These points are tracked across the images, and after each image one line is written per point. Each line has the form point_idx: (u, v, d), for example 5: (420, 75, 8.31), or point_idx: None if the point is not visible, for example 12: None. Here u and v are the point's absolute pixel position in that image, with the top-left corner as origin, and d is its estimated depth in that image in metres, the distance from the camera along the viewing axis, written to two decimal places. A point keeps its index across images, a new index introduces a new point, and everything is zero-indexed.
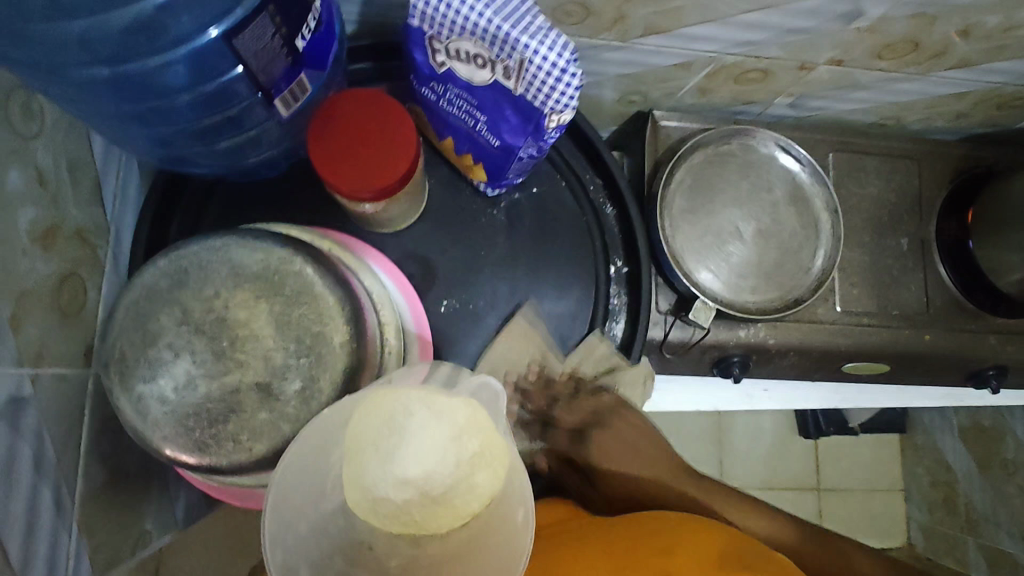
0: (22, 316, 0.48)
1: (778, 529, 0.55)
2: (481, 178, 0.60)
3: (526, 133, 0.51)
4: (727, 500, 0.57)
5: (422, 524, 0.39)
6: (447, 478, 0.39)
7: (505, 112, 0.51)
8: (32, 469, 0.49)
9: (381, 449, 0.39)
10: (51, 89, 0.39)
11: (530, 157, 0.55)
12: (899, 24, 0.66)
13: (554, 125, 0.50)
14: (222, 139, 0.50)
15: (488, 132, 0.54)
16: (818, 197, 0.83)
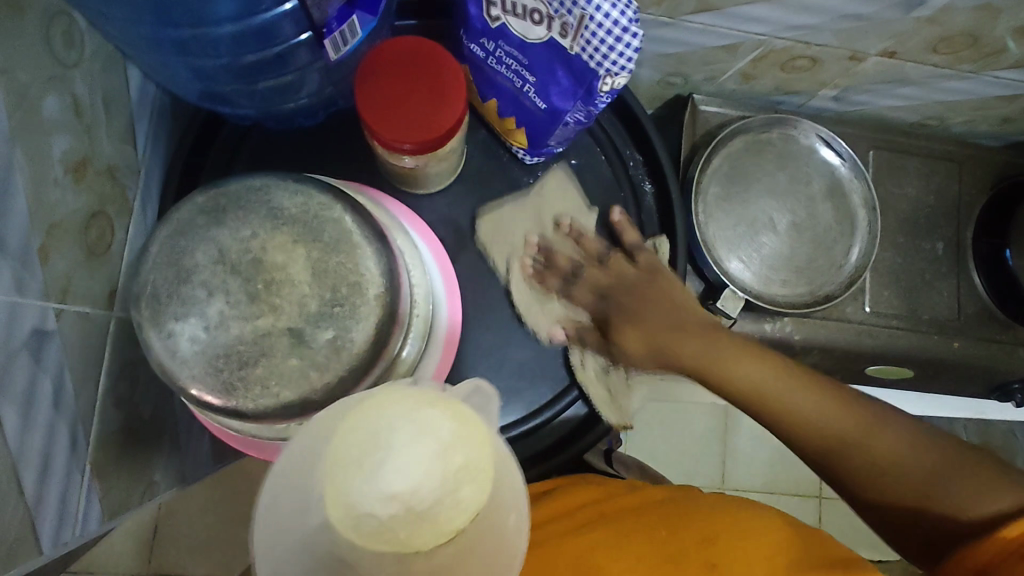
0: (51, 248, 0.47)
1: (767, 372, 0.56)
2: (521, 144, 0.59)
3: (576, 96, 0.50)
4: (738, 356, 0.58)
5: (409, 543, 0.36)
6: (433, 494, 0.36)
7: (557, 73, 0.49)
8: (51, 405, 0.48)
9: (365, 465, 0.36)
10: (95, 5, 0.38)
11: (575, 125, 0.53)
12: (961, 15, 0.64)
13: (607, 89, 0.48)
14: (263, 80, 0.48)
15: (536, 95, 0.52)
16: (857, 192, 0.81)
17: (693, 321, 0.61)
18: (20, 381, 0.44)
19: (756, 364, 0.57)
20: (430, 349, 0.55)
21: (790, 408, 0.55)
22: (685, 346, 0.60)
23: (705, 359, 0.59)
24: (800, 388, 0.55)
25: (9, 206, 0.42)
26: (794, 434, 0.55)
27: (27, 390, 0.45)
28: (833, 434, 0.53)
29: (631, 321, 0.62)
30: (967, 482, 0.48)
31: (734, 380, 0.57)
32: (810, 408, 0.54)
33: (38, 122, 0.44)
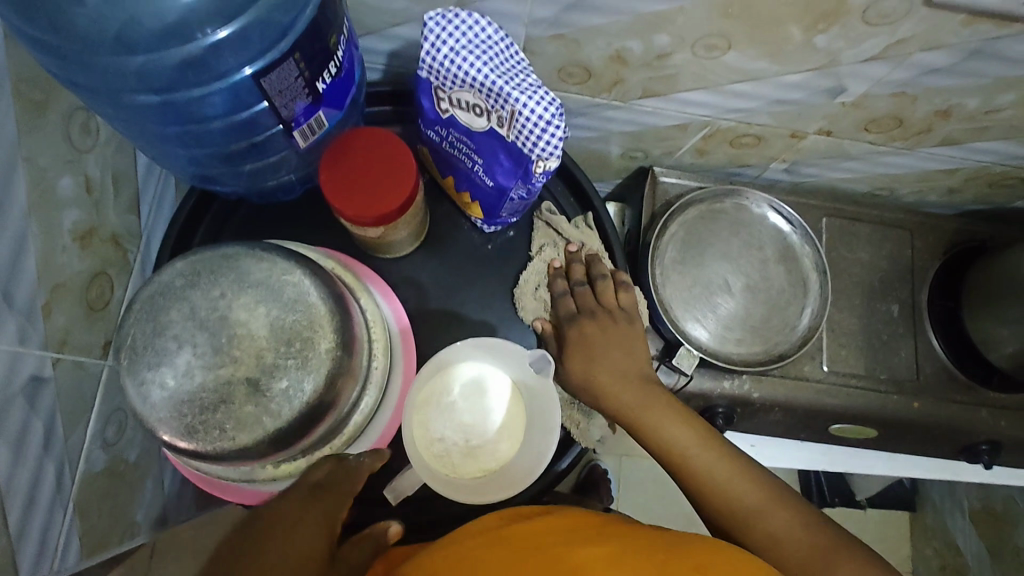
0: (53, 305, 0.54)
1: (689, 443, 0.63)
2: (478, 215, 0.66)
3: (516, 176, 0.57)
4: (664, 411, 0.65)
5: (457, 465, 0.60)
6: (482, 435, 0.61)
7: (499, 156, 0.57)
8: (41, 445, 0.54)
9: (442, 405, 0.61)
10: (107, 111, 0.46)
11: (521, 199, 0.60)
12: (882, 101, 0.71)
13: (541, 169, 0.55)
14: (246, 163, 0.56)
15: (483, 174, 0.59)
16: (808, 257, 0.86)
17: (642, 381, 0.67)
18: (14, 422, 0.50)
19: (678, 427, 0.64)
20: (387, 400, 0.61)
21: (704, 468, 0.62)
22: (622, 399, 0.65)
23: (640, 421, 0.65)
24: (714, 459, 0.62)
25: (19, 269, 0.49)
26: (708, 502, 0.61)
27: (20, 430, 0.51)
28: (737, 504, 0.59)
29: (590, 356, 0.67)
30: (845, 567, 0.53)
31: (658, 437, 0.64)
32: (720, 477, 0.61)
33: (53, 199, 0.52)
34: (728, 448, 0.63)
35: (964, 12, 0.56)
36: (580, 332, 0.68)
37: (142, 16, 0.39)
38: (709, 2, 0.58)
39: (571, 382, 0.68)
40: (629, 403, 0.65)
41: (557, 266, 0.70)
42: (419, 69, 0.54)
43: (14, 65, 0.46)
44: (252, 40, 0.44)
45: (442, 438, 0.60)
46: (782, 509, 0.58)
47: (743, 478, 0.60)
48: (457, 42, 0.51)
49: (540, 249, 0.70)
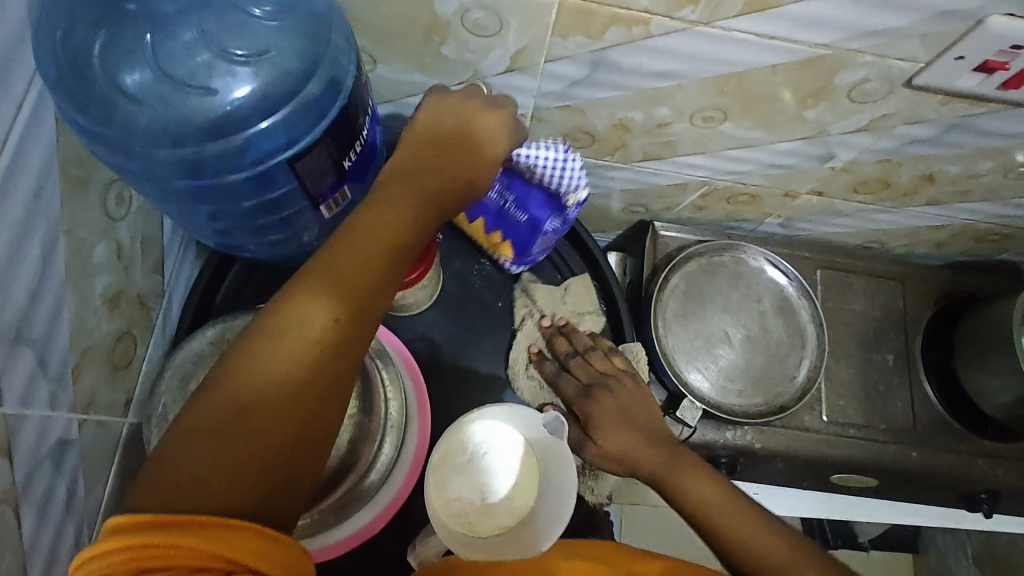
0: (83, 367, 0.56)
1: (715, 503, 0.60)
2: (505, 256, 0.71)
3: (552, 207, 0.67)
4: (680, 465, 0.63)
5: (473, 525, 0.56)
6: (500, 493, 0.58)
7: (533, 192, 0.66)
8: (63, 506, 0.55)
9: (460, 463, 0.59)
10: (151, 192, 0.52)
11: (552, 232, 0.69)
12: (869, 166, 0.75)
13: (573, 201, 0.67)
14: (273, 234, 0.60)
15: (516, 211, 0.67)
16: (804, 309, 0.89)
17: (660, 440, 0.65)
18: (40, 486, 0.51)
19: (694, 479, 0.62)
20: (401, 460, 0.62)
21: (735, 529, 0.58)
22: (637, 453, 0.64)
23: (664, 477, 0.63)
24: (741, 517, 0.58)
25: (55, 335, 0.51)
26: (743, 563, 0.57)
27: (46, 493, 0.52)
28: (777, 569, 0.54)
29: (610, 426, 0.66)
30: None
31: (687, 497, 0.61)
32: (747, 534, 0.57)
33: (87, 267, 0.55)
34: (746, 501, 0.60)
35: (941, 93, 0.60)
36: (592, 401, 0.68)
37: (191, 112, 0.45)
38: (706, 81, 0.63)
39: (598, 457, 0.66)
40: (643, 458, 0.64)
41: (547, 330, 0.71)
42: None
43: (63, 146, 0.49)
44: (288, 128, 0.49)
45: (457, 497, 0.58)
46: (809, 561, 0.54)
47: (767, 531, 0.57)
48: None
49: (522, 321, 0.72)
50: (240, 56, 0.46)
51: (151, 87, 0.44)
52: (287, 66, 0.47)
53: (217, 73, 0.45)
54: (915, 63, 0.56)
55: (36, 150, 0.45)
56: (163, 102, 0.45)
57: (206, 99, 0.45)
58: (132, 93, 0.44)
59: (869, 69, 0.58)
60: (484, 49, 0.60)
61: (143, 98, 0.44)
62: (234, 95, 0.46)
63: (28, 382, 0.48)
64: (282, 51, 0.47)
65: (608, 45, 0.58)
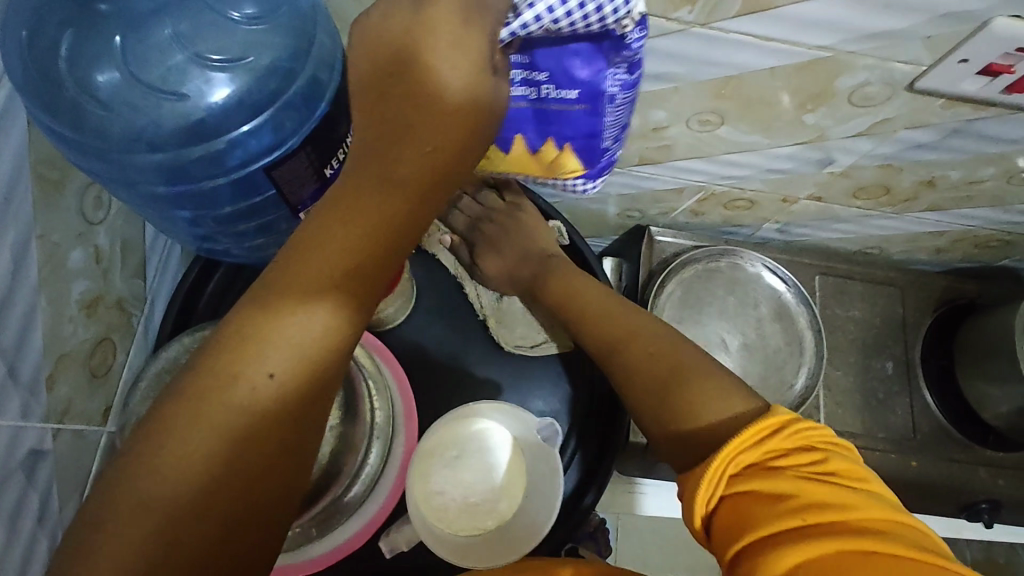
0: (57, 375, 0.54)
1: (594, 298, 0.65)
2: (574, 167, 0.56)
3: (601, 53, 0.45)
4: (646, 331, 0.61)
5: (452, 522, 0.57)
6: (482, 493, 0.58)
7: (570, 53, 0.45)
8: (35, 519, 0.53)
9: (446, 457, 0.58)
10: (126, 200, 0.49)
11: (622, 96, 0.48)
12: (869, 171, 0.74)
13: (630, 26, 0.41)
14: (254, 238, 0.58)
15: (557, 94, 0.49)
16: (803, 316, 0.87)
17: (533, 253, 0.73)
18: (10, 500, 0.49)
19: (654, 339, 0.59)
20: (387, 472, 0.60)
21: (606, 317, 0.63)
22: (589, 303, 0.65)
23: (533, 279, 0.71)
24: (596, 296, 0.66)
25: (26, 343, 0.49)
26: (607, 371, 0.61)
27: (16, 507, 0.50)
28: (631, 370, 0.58)
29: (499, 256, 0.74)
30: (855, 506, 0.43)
31: (547, 288, 0.69)
32: (618, 337, 0.61)
33: (62, 272, 0.53)
34: (710, 362, 0.56)
35: (945, 97, 0.59)
36: (483, 233, 0.75)
37: (164, 118, 0.44)
38: (704, 83, 0.61)
39: (498, 278, 0.74)
40: (595, 313, 0.64)
41: None
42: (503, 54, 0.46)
43: (34, 147, 0.47)
44: (268, 132, 0.48)
45: (440, 494, 0.57)
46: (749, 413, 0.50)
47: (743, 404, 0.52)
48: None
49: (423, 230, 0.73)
50: (215, 60, 0.44)
51: (121, 91, 0.42)
52: (265, 70, 0.46)
53: (191, 77, 0.43)
54: (918, 66, 0.55)
55: (5, 151, 0.44)
56: (135, 108, 0.43)
57: (180, 104, 0.44)
58: (102, 98, 0.42)
59: (870, 72, 0.57)
60: None
61: (112, 104, 0.42)
62: (210, 98, 0.44)
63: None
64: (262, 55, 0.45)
65: None
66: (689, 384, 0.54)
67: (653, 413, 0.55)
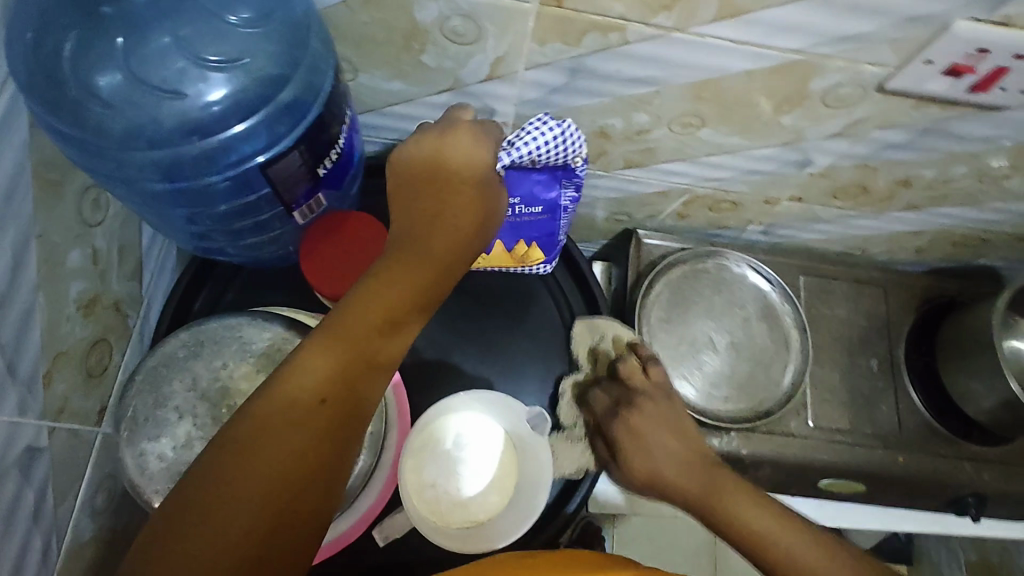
0: (54, 374, 0.55)
1: (768, 524, 0.59)
2: (539, 258, 0.73)
3: (558, 179, 0.67)
4: (741, 499, 0.62)
5: (445, 513, 0.59)
6: (473, 485, 0.60)
7: (534, 177, 0.66)
8: (31, 517, 0.54)
9: (438, 451, 0.60)
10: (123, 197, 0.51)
11: (572, 208, 0.70)
12: (846, 171, 0.76)
13: (578, 160, 0.64)
14: (248, 238, 0.60)
15: (527, 206, 0.68)
16: (788, 314, 0.89)
17: (705, 454, 0.68)
18: (6, 496, 0.50)
19: (759, 517, 0.60)
20: (381, 469, 0.59)
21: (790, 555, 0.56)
22: (691, 483, 0.66)
23: (709, 492, 0.64)
24: (784, 523, 0.59)
25: (24, 340, 0.50)
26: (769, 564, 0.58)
27: (12, 503, 0.51)
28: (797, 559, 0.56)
29: (644, 433, 0.70)
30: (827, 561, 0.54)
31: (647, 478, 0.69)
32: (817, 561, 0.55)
33: (60, 272, 0.54)
34: (808, 531, 0.58)
35: (914, 98, 0.61)
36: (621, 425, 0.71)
37: (163, 114, 0.46)
38: (683, 87, 0.64)
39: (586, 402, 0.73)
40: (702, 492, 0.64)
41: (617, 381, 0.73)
42: None
43: (36, 149, 0.49)
44: (263, 133, 0.50)
45: (434, 489, 0.59)
46: (779, 520, 0.60)
47: (795, 527, 0.59)
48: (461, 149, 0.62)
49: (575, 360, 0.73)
50: (213, 61, 0.46)
51: (120, 89, 0.44)
52: (261, 71, 0.48)
53: (190, 77, 0.45)
54: (885, 68, 0.58)
55: (8, 151, 0.45)
56: (135, 105, 0.45)
57: (179, 103, 0.46)
58: (103, 95, 0.44)
59: (842, 74, 0.59)
60: (463, 55, 0.62)
61: (114, 100, 0.44)
62: (208, 97, 0.46)
63: None
64: (257, 59, 0.47)
65: (585, 51, 0.59)
66: (752, 534, 0.60)
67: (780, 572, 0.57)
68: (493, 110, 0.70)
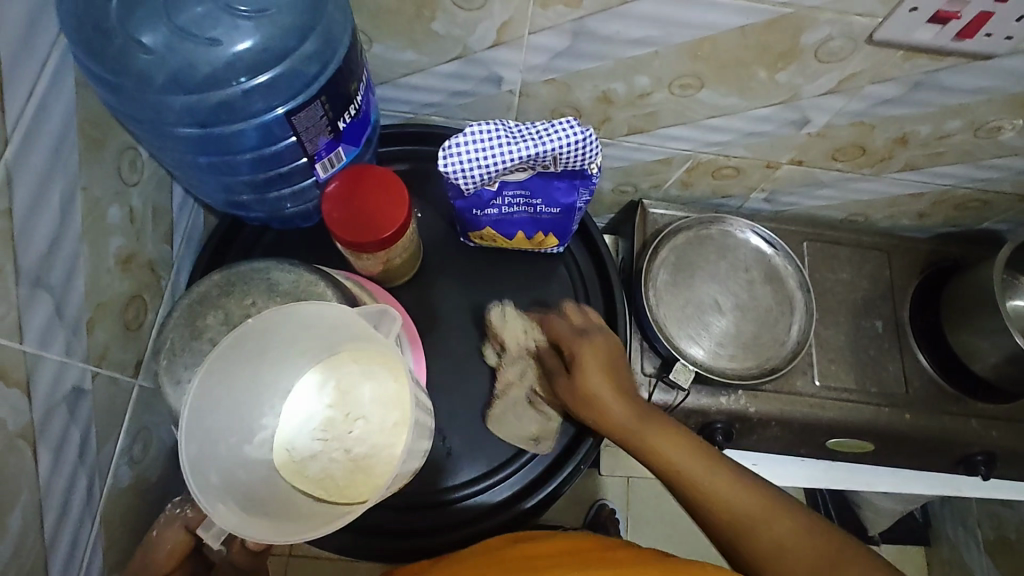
0: (97, 321, 0.59)
1: (680, 453, 0.62)
2: (553, 243, 0.74)
3: (575, 187, 0.66)
4: (654, 427, 0.64)
5: (342, 484, 0.56)
6: (351, 442, 0.57)
7: (552, 184, 0.66)
8: (76, 455, 0.58)
9: (296, 419, 0.57)
10: (159, 141, 0.56)
11: (587, 207, 0.69)
12: (844, 130, 0.79)
13: (593, 169, 0.64)
14: (272, 191, 0.65)
15: (545, 208, 0.68)
16: (791, 277, 0.92)
17: (641, 406, 0.66)
18: (55, 429, 0.54)
19: (665, 437, 0.63)
20: None
21: (710, 498, 0.60)
22: (609, 410, 0.65)
23: (630, 434, 0.64)
24: (711, 468, 0.61)
25: (72, 285, 0.55)
26: (707, 509, 0.60)
27: (61, 438, 0.55)
28: (731, 511, 0.58)
29: (598, 371, 0.66)
30: (712, 469, 0.61)
31: (605, 411, 0.65)
32: (751, 512, 0.57)
33: (103, 226, 0.58)
34: (702, 442, 0.64)
35: (904, 48, 0.64)
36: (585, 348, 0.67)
37: (195, 60, 0.51)
38: (680, 46, 0.67)
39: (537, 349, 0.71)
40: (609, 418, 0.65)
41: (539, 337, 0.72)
42: (492, 187, 0.65)
43: (81, 107, 0.53)
44: (288, 83, 0.55)
45: (316, 441, 0.57)
46: (680, 439, 0.64)
47: (686, 442, 0.63)
48: (475, 150, 0.61)
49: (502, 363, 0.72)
50: (243, 11, 0.51)
51: (161, 38, 0.50)
52: (285, 24, 0.52)
53: (220, 25, 0.50)
54: (873, 19, 0.61)
55: (59, 103, 0.50)
56: (172, 49, 0.50)
57: (211, 50, 0.50)
58: (147, 44, 0.50)
59: (831, 27, 0.62)
60: (471, 22, 0.65)
61: (156, 49, 0.50)
62: (237, 45, 0.51)
63: (45, 325, 0.52)
64: (280, 10, 0.52)
65: (585, 13, 0.63)
66: (654, 453, 0.63)
67: (681, 488, 0.62)
68: (500, 77, 0.74)
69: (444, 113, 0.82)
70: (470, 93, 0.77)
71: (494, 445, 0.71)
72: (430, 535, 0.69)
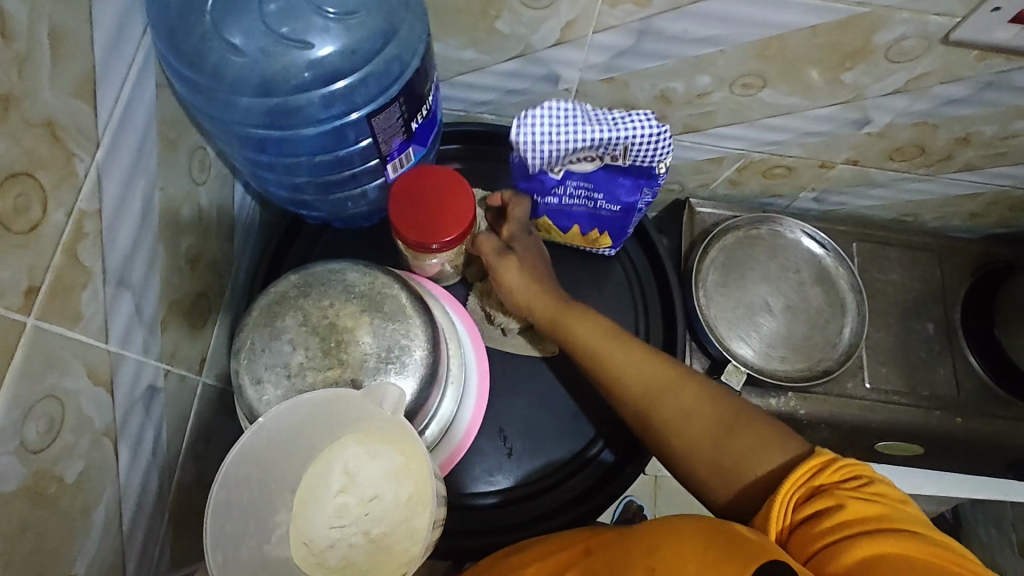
0: (169, 320, 0.60)
1: (595, 337, 0.63)
2: (606, 244, 0.74)
3: (640, 186, 0.65)
4: (572, 314, 0.65)
5: (366, 567, 0.55)
6: (375, 524, 0.56)
7: (617, 178, 0.66)
8: (150, 452, 0.58)
9: (313, 509, 0.55)
10: (235, 140, 0.57)
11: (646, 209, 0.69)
12: (905, 131, 0.78)
13: (661, 169, 0.64)
14: (337, 191, 0.65)
15: (606, 204, 0.68)
16: (842, 278, 0.91)
17: (556, 291, 0.67)
18: (133, 428, 0.55)
19: (581, 321, 0.64)
20: (464, 409, 0.65)
21: (637, 383, 0.60)
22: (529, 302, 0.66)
23: (549, 319, 0.66)
24: (634, 356, 0.61)
25: (149, 284, 0.55)
26: (624, 389, 0.61)
27: (138, 436, 0.56)
28: (646, 385, 0.60)
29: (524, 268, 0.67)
30: (633, 356, 0.61)
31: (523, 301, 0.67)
32: (664, 389, 0.59)
33: (176, 225, 0.59)
34: (620, 330, 0.64)
35: (979, 48, 0.63)
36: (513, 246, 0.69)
37: (285, 62, 0.51)
38: (748, 45, 0.66)
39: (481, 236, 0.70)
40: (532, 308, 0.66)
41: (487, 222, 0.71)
42: (555, 172, 0.65)
43: (161, 108, 0.53)
44: (369, 84, 0.55)
45: (334, 529, 0.56)
46: (604, 329, 0.64)
47: (607, 329, 0.63)
48: (549, 127, 0.60)
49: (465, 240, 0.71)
50: (332, 13, 0.51)
51: (254, 40, 0.50)
52: (370, 25, 0.53)
53: (312, 27, 0.50)
54: (952, 18, 0.59)
55: (142, 103, 0.50)
56: (264, 52, 0.50)
57: (301, 51, 0.51)
58: (238, 46, 0.50)
59: (907, 26, 0.61)
60: (536, 21, 0.65)
61: (247, 50, 0.50)
62: (325, 47, 0.51)
63: (126, 324, 0.52)
64: (367, 13, 0.53)
65: (654, 12, 0.62)
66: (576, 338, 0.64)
67: (606, 376, 0.62)
68: (559, 75, 0.73)
69: (497, 112, 0.81)
70: (527, 92, 0.77)
71: (552, 446, 0.71)
72: (487, 535, 0.69)
